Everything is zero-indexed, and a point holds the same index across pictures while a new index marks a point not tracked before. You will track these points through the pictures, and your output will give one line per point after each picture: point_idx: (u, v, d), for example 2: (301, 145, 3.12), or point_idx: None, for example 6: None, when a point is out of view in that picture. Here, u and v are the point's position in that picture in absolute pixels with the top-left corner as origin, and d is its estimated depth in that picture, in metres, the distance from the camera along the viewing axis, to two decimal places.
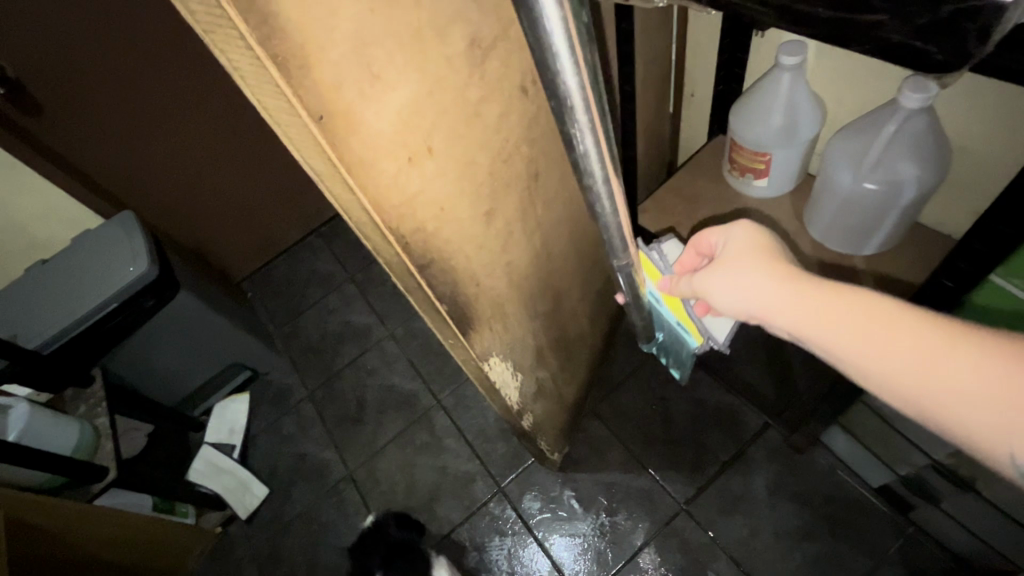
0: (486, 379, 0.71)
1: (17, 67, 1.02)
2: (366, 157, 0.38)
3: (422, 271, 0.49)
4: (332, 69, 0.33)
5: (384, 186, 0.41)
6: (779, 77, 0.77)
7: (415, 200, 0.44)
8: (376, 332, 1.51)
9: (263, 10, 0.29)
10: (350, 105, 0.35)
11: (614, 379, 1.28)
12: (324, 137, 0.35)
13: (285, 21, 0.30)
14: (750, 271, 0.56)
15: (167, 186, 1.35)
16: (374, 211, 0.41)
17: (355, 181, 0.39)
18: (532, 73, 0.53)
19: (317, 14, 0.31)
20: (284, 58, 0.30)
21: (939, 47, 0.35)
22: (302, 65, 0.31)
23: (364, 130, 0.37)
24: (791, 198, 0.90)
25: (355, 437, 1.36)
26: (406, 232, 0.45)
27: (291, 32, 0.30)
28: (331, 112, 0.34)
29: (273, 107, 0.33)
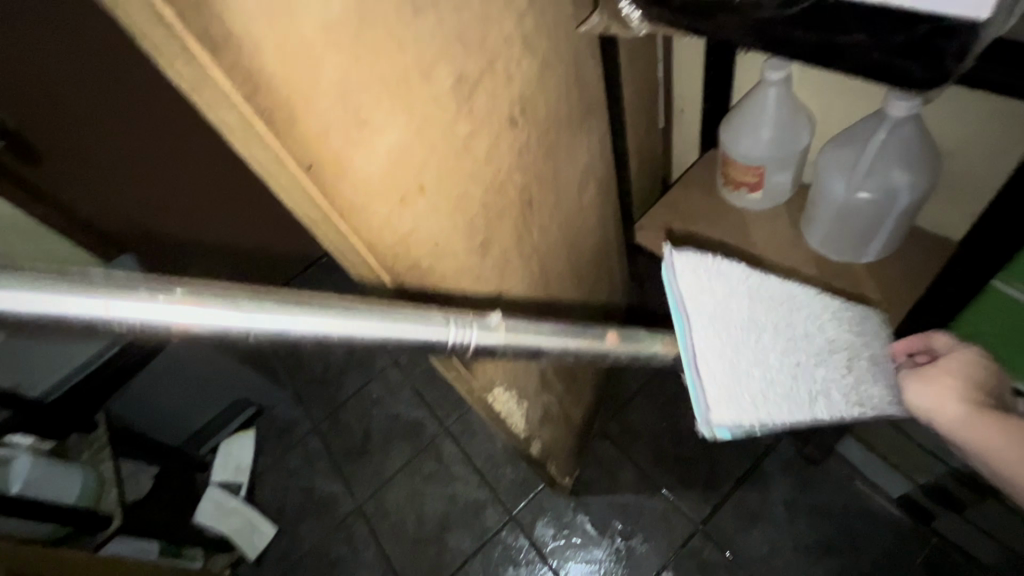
0: (491, 410, 0.70)
1: (21, 120, 0.99)
2: (357, 201, 0.39)
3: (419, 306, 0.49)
4: (319, 118, 0.33)
5: (376, 228, 0.41)
6: (764, 93, 0.77)
7: (408, 239, 0.44)
8: (379, 361, 1.52)
9: (248, 69, 0.29)
10: (338, 152, 0.35)
11: (622, 397, 1.26)
12: (312, 185, 0.35)
13: (269, 77, 0.30)
14: (941, 376, 0.52)
15: (154, 240, 1.27)
16: (367, 253, 0.42)
17: (346, 226, 0.39)
18: (519, 104, 0.54)
19: (300, 68, 0.31)
20: (269, 113, 0.31)
21: (918, 66, 0.37)
22: (287, 118, 0.32)
23: (352, 181, 0.37)
24: (787, 208, 0.90)
25: (363, 468, 1.35)
26: (400, 270, 0.45)
27: (276, 88, 0.31)
28: (320, 159, 0.35)
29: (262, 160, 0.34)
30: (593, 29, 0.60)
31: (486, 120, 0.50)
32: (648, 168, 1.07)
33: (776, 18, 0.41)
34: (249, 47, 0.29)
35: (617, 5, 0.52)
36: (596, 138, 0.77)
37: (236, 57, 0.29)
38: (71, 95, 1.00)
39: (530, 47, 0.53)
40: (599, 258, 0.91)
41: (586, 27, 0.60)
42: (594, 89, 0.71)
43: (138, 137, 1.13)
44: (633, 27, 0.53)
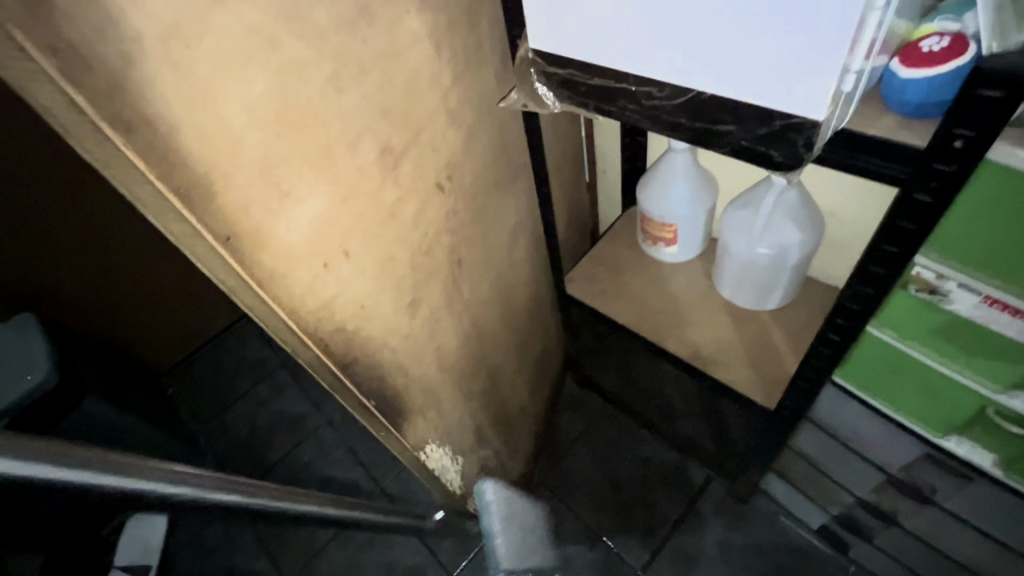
0: (425, 469, 0.69)
1: None
2: (278, 269, 0.39)
3: (346, 369, 0.49)
4: (238, 193, 0.34)
5: (299, 294, 0.41)
6: (671, 160, 0.86)
7: (334, 303, 0.45)
8: (311, 421, 1.45)
9: (163, 147, 0.30)
10: (258, 223, 0.36)
11: (561, 446, 1.27)
12: (231, 257, 0.36)
13: (187, 155, 0.31)
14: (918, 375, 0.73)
15: (78, 265, 1.28)
16: (290, 318, 0.42)
17: (266, 293, 0.39)
18: (446, 171, 0.57)
19: (218, 147, 0.32)
20: (186, 188, 0.32)
21: (780, 150, 0.44)
22: (204, 194, 0.33)
23: (275, 250, 0.38)
24: (700, 261, 0.99)
25: (291, 539, 1.26)
26: (326, 334, 0.46)
27: (195, 167, 0.32)
28: (239, 231, 0.36)
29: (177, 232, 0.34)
30: (515, 104, 0.65)
31: (413, 188, 0.52)
32: (576, 224, 1.14)
33: (667, 104, 0.48)
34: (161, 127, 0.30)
35: (532, 84, 0.57)
36: (523, 198, 0.81)
37: (151, 139, 0.29)
38: None
39: (454, 119, 0.57)
40: (531, 310, 0.95)
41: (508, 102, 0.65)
42: (519, 155, 0.76)
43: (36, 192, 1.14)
44: (547, 103, 0.58)
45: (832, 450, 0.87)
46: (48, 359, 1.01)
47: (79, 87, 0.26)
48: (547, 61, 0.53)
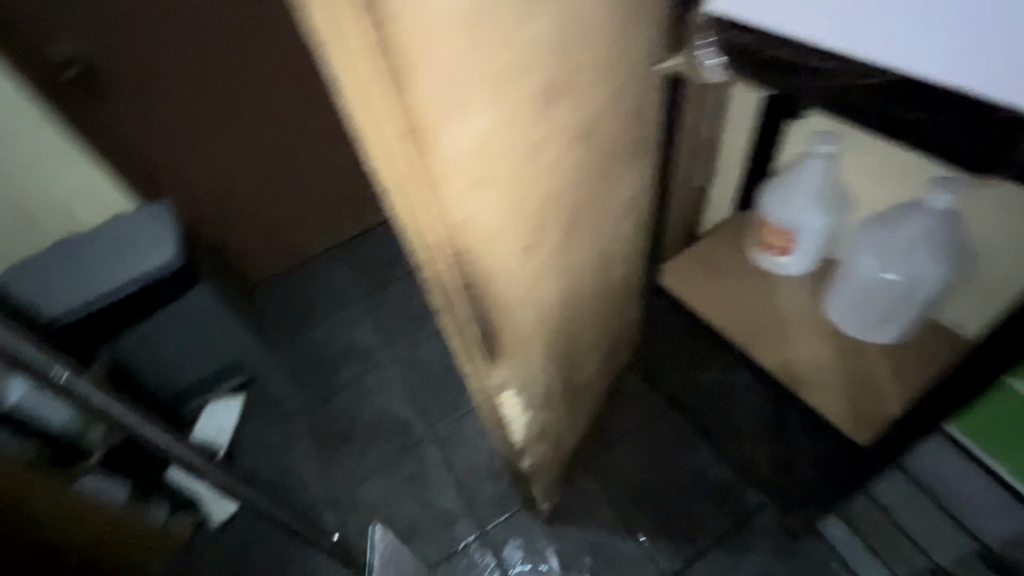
0: (497, 412, 0.71)
1: (97, 56, 1.18)
2: (438, 176, 0.41)
3: (463, 291, 0.51)
4: (427, 91, 0.36)
5: (447, 205, 0.43)
6: (805, 163, 0.83)
7: (471, 223, 0.47)
8: (378, 355, 1.54)
9: (386, 32, 0.31)
10: (435, 126, 0.38)
11: (612, 436, 1.26)
12: (409, 154, 0.37)
13: (398, 45, 0.33)
14: None
15: (217, 166, 1.47)
16: (435, 227, 0.44)
17: (425, 197, 0.41)
18: (586, 126, 0.57)
19: (421, 43, 0.34)
20: (393, 78, 0.33)
21: (972, 148, 0.44)
22: (404, 86, 0.34)
23: (439, 155, 0.40)
24: (809, 279, 0.93)
25: (343, 456, 1.35)
26: (457, 252, 0.47)
27: (402, 58, 0.33)
28: (421, 130, 0.37)
29: None
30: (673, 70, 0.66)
31: (558, 133, 0.53)
32: (681, 217, 1.11)
33: (854, 86, 0.47)
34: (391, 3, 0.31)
35: (700, 53, 0.59)
36: (644, 172, 0.80)
37: (379, 22, 0.31)
38: (142, 37, 1.20)
39: (606, 77, 0.57)
40: (620, 291, 0.94)
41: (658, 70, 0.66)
42: (652, 129, 0.75)
43: (198, 86, 1.32)
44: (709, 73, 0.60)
45: (911, 503, 0.83)
46: (179, 245, 1.17)
47: None
48: (733, 28, 0.53)
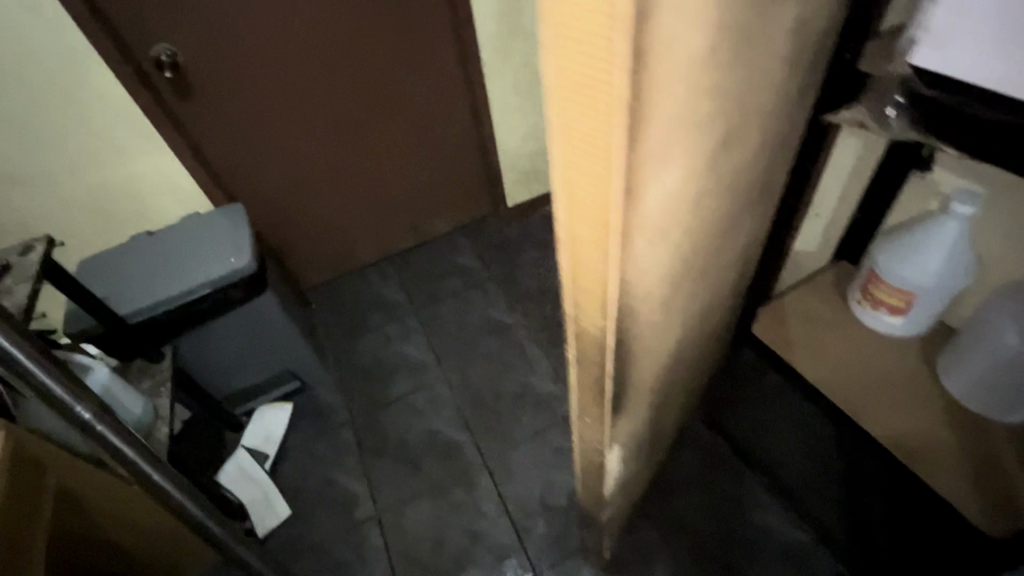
0: (596, 465, 0.67)
1: (187, 55, 1.21)
2: (632, 232, 0.35)
3: (613, 352, 0.45)
4: (651, 139, 0.31)
5: (630, 263, 0.38)
6: (943, 223, 0.76)
7: (640, 280, 0.41)
8: (430, 372, 1.51)
9: (639, 71, 0.26)
10: (645, 178, 0.33)
11: (674, 482, 1.20)
12: (618, 208, 0.32)
13: (644, 88, 0.27)
14: None
15: (287, 169, 1.49)
16: (612, 286, 0.38)
17: (614, 254, 0.35)
18: (738, 175, 0.53)
19: (662, 85, 0.29)
20: (631, 124, 0.28)
21: None
22: (636, 133, 0.29)
23: (639, 216, 0.35)
24: (920, 343, 0.87)
25: (391, 475, 1.32)
26: (622, 311, 0.41)
27: (642, 102, 0.28)
28: (635, 181, 0.32)
29: (584, 169, 0.31)
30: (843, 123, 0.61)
31: (717, 184, 0.49)
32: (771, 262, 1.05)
33: None
34: (655, 53, 0.26)
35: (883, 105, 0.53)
36: (762, 219, 0.75)
37: (637, 61, 0.25)
38: (231, 38, 1.23)
39: (764, 124, 0.53)
40: (711, 338, 0.89)
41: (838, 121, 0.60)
42: (779, 175, 0.71)
43: (278, 88, 1.34)
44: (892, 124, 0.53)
45: None
46: (253, 251, 1.19)
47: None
48: (928, 85, 0.46)
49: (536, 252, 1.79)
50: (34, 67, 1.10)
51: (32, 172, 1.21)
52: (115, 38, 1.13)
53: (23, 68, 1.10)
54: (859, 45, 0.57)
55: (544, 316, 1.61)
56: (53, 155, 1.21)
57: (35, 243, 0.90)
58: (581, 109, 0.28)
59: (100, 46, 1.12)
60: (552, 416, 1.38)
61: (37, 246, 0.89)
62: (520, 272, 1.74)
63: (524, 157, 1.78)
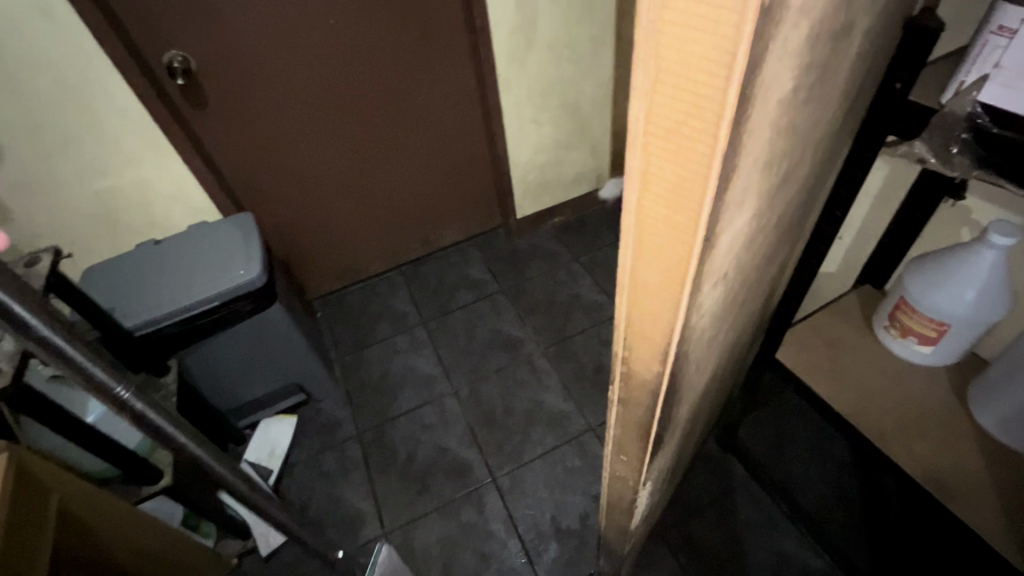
0: (626, 501, 0.64)
1: (199, 62, 1.19)
2: (703, 280, 0.33)
3: (663, 396, 0.43)
4: (734, 189, 0.29)
5: (695, 309, 0.36)
6: (978, 254, 0.74)
7: (698, 323, 0.39)
8: (439, 386, 1.49)
9: (741, 126, 0.24)
10: (722, 227, 0.31)
11: (689, 506, 1.18)
12: (696, 260, 0.30)
13: (741, 141, 0.25)
14: None
15: (298, 178, 1.46)
16: (676, 334, 0.36)
17: (683, 304, 0.33)
18: (786, 208, 0.51)
19: (752, 135, 0.27)
20: (724, 177, 0.26)
21: None
22: (726, 186, 0.27)
23: (713, 262, 0.33)
24: (949, 373, 0.85)
25: (398, 493, 1.29)
26: (678, 356, 0.40)
27: (737, 155, 0.26)
28: (715, 232, 0.30)
29: (663, 218, 0.29)
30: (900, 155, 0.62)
31: (770, 219, 0.47)
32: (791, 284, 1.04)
33: None
34: (755, 102, 0.25)
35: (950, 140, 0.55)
36: (795, 246, 0.74)
37: (741, 116, 0.24)
38: (245, 46, 1.21)
39: (814, 156, 0.51)
40: (735, 363, 0.87)
41: (892, 155, 0.61)
42: (816, 204, 0.69)
43: (290, 97, 1.32)
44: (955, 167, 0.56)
45: None
46: (263, 262, 1.17)
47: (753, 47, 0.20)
48: None
49: (544, 265, 1.78)
50: (44, 74, 1.07)
51: (37, 180, 1.18)
52: (128, 45, 1.10)
53: (31, 75, 1.07)
54: (912, 76, 0.55)
55: (555, 330, 1.58)
56: (60, 162, 1.18)
57: (41, 255, 0.88)
58: (668, 156, 0.27)
59: (112, 52, 1.09)
60: (563, 435, 1.35)
61: (43, 258, 0.87)
62: (531, 285, 1.72)
63: (535, 169, 1.76)
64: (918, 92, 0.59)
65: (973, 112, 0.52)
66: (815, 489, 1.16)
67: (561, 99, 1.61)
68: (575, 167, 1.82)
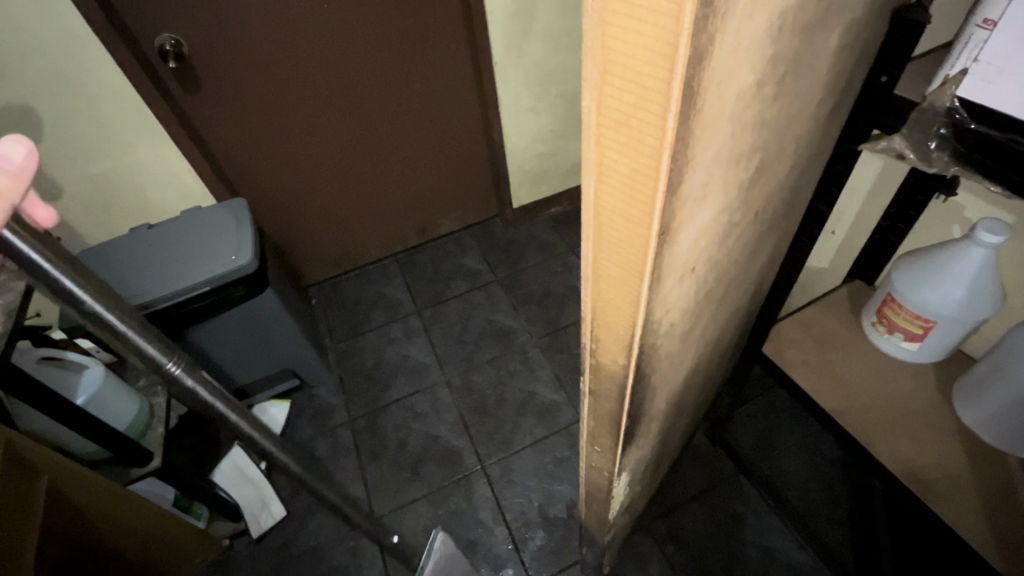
0: (604, 492, 0.65)
1: (191, 46, 1.18)
2: (665, 274, 0.33)
3: (632, 388, 0.43)
4: (692, 183, 0.29)
5: (659, 303, 0.36)
6: (967, 250, 0.74)
7: (665, 317, 0.40)
8: (432, 375, 1.49)
9: (692, 119, 0.24)
10: (682, 222, 0.31)
11: (676, 497, 1.19)
12: (654, 253, 0.30)
13: (693, 135, 0.25)
14: None
15: (293, 166, 1.47)
16: (641, 327, 0.36)
17: (644, 297, 0.33)
18: (766, 202, 0.51)
19: (709, 129, 0.27)
20: (677, 171, 0.26)
21: None
22: (680, 181, 0.27)
23: (673, 259, 0.33)
24: (934, 370, 0.85)
25: (388, 480, 1.30)
26: (645, 349, 0.40)
27: (690, 149, 0.26)
28: (672, 226, 0.30)
29: (620, 211, 0.29)
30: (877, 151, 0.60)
31: (746, 215, 0.46)
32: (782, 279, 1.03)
33: None
34: (706, 95, 0.24)
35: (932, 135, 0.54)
36: (782, 241, 0.73)
37: (691, 108, 0.23)
38: (237, 30, 1.20)
39: (795, 151, 0.50)
40: (721, 357, 0.87)
41: (872, 150, 0.59)
42: (802, 199, 0.69)
43: (284, 82, 1.31)
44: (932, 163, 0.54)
45: None
46: (254, 247, 1.17)
47: (695, 39, 0.20)
48: None
49: (540, 256, 1.78)
50: (33, 56, 1.07)
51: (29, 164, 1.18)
52: (120, 28, 1.09)
53: (21, 57, 1.06)
54: (897, 69, 0.54)
55: (549, 321, 1.59)
56: (52, 146, 1.18)
57: None
58: (622, 149, 0.26)
59: (103, 34, 1.08)
60: (554, 425, 1.36)
61: None
62: (526, 276, 1.72)
63: (532, 159, 1.75)
64: (904, 86, 0.59)
65: (953, 108, 0.51)
66: (802, 486, 1.17)
67: (558, 88, 1.60)
68: (573, 157, 1.81)
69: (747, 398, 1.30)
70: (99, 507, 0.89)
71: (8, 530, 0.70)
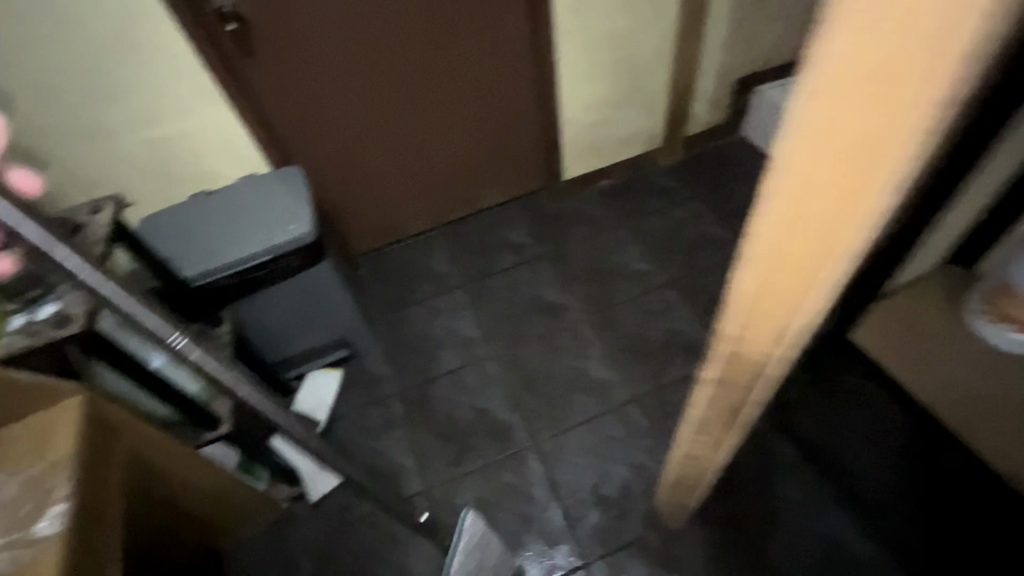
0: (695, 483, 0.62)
1: (248, 7, 1.14)
2: (869, 210, 0.29)
3: None
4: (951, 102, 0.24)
5: (848, 244, 0.32)
6: None
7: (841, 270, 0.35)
8: (480, 349, 1.48)
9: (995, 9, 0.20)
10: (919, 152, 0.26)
11: (735, 482, 1.15)
12: (872, 154, 0.27)
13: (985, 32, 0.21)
14: None
15: (344, 135, 1.44)
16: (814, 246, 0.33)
17: (836, 209, 0.30)
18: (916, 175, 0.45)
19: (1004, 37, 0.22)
20: (955, 60, 0.22)
21: None
22: (944, 80, 0.22)
23: (871, 240, 0.33)
24: None
25: (439, 452, 1.31)
26: (804, 287, 0.36)
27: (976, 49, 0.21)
28: (905, 144, 0.25)
29: (856, 102, 0.26)
30: None
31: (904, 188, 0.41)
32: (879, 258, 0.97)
33: None
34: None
35: None
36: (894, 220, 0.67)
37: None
38: None
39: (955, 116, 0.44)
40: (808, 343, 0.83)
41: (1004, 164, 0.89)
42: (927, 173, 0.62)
43: (337, 47, 1.28)
44: None
45: None
46: (312, 216, 1.16)
47: None
48: None
49: (589, 230, 1.72)
50: (96, 21, 1.06)
51: (93, 130, 1.20)
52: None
53: (85, 21, 1.06)
54: None
55: (600, 298, 1.54)
56: (114, 113, 1.19)
57: (104, 203, 0.87)
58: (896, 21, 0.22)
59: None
60: (606, 403, 1.33)
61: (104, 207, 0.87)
62: (575, 250, 1.67)
63: (585, 129, 1.68)
64: None
65: None
66: (890, 479, 1.10)
67: (616, 52, 1.52)
68: (627, 127, 1.73)
69: (822, 380, 1.21)
70: (173, 469, 0.92)
71: (102, 501, 0.72)
